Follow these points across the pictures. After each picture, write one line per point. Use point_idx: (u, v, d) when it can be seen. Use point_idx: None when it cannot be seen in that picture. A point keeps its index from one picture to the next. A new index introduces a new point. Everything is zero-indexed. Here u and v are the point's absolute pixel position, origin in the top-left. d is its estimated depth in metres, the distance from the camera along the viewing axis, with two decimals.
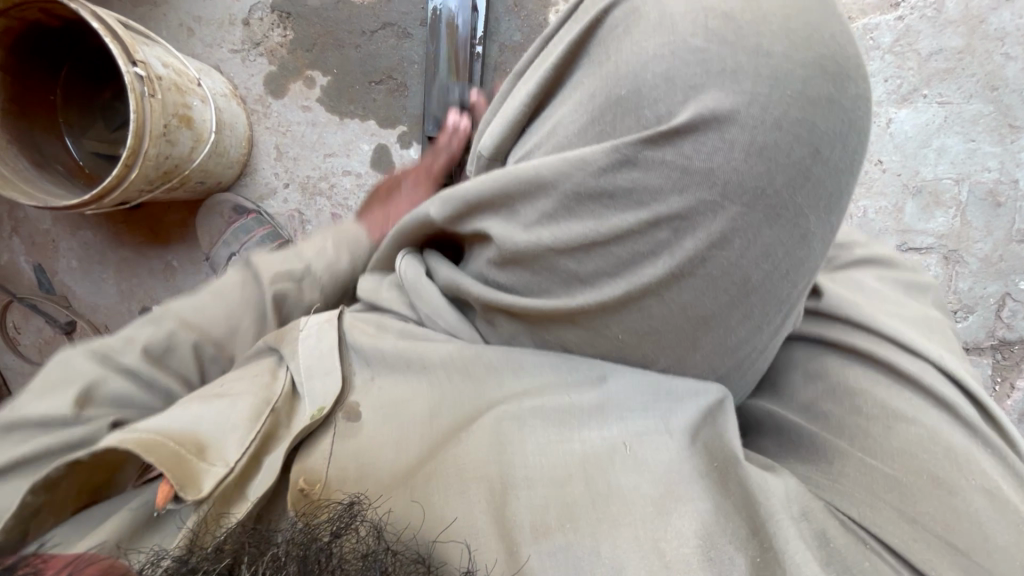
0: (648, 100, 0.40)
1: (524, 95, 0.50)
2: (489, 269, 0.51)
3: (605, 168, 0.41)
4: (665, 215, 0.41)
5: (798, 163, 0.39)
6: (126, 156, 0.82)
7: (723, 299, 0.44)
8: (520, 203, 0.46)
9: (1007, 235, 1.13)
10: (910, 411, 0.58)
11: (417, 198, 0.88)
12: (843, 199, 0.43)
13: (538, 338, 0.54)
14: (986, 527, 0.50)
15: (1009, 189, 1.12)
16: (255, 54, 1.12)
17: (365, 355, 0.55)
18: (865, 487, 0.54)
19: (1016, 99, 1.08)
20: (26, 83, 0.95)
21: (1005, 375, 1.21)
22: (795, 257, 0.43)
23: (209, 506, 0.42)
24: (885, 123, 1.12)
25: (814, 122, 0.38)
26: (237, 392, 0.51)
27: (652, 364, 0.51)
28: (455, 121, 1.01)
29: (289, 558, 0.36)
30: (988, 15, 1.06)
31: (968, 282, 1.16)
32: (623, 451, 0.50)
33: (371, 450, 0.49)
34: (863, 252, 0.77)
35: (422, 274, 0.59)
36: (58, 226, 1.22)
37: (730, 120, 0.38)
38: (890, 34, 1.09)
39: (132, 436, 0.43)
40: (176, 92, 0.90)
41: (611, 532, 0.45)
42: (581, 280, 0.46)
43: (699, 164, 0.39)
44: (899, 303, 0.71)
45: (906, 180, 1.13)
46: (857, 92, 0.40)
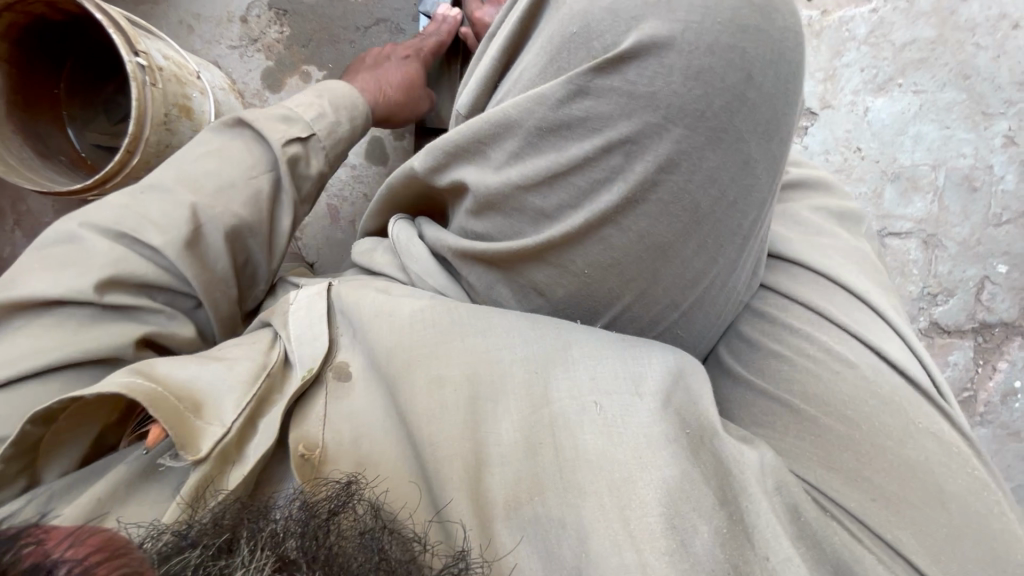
0: (596, 33, 0.44)
1: (493, 53, 0.54)
2: (468, 219, 0.56)
3: (560, 102, 0.45)
4: (616, 139, 0.44)
5: (734, 88, 0.42)
6: (128, 142, 0.85)
7: (677, 226, 0.47)
8: (490, 144, 0.50)
9: (984, 219, 1.17)
10: (863, 362, 0.61)
11: (405, 72, 0.92)
12: (786, 121, 0.45)
13: (513, 284, 0.57)
14: (938, 477, 0.54)
15: (984, 174, 1.15)
16: (252, 50, 1.16)
17: (351, 314, 0.58)
18: (822, 451, 0.57)
19: (988, 87, 1.12)
20: (31, 76, 0.99)
21: (987, 358, 1.23)
22: (742, 184, 0.46)
23: (207, 467, 0.45)
24: (863, 111, 1.15)
25: (746, 46, 0.41)
26: (233, 356, 0.53)
27: (618, 301, 0.54)
28: (446, 10, 1.02)
29: (287, 534, 0.37)
30: (958, 7, 1.10)
31: (948, 265, 1.19)
32: (594, 410, 0.51)
33: (356, 412, 0.51)
34: (800, 175, 0.80)
35: (414, 237, 0.63)
36: (59, 218, 1.25)
37: (668, 45, 0.41)
38: (864, 26, 1.13)
39: (136, 385, 0.45)
40: (176, 83, 0.93)
41: (578, 504, 0.48)
42: (548, 215, 0.50)
43: (643, 89, 0.42)
44: (840, 237, 0.74)
45: (885, 166, 1.16)
46: (786, 24, 0.43)
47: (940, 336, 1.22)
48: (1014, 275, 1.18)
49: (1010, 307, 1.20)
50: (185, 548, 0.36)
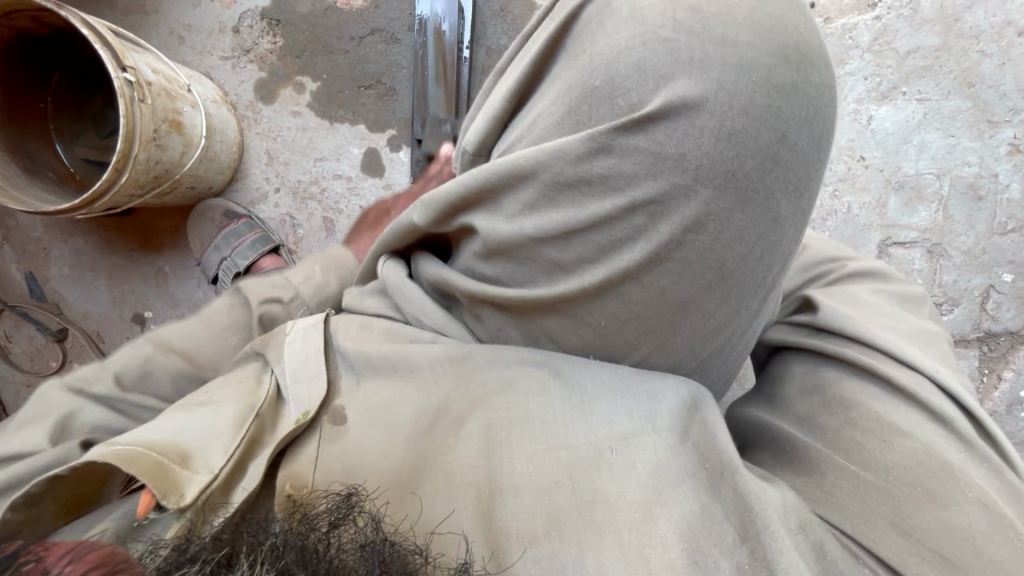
0: (621, 90, 0.41)
1: (502, 93, 0.51)
2: (475, 263, 0.53)
3: (582, 157, 0.42)
4: (641, 200, 0.42)
5: (766, 147, 0.40)
6: (116, 161, 0.83)
7: (700, 282, 0.45)
8: (504, 195, 0.47)
9: (989, 228, 1.15)
10: (904, 425, 0.56)
11: (396, 218, 0.95)
12: (815, 177, 0.44)
13: (523, 327, 0.55)
14: (980, 545, 0.49)
15: (989, 183, 1.14)
16: (245, 61, 1.14)
17: (348, 357, 0.56)
18: (857, 501, 0.53)
19: (992, 95, 1.10)
20: (17, 91, 0.96)
21: (992, 367, 1.22)
22: (769, 240, 0.44)
23: (192, 513, 0.42)
24: (866, 120, 1.14)
25: (780, 106, 0.40)
26: (219, 400, 0.51)
27: (635, 351, 0.52)
28: (448, 152, 0.97)
29: (286, 547, 0.36)
30: (963, 14, 1.08)
31: (952, 275, 1.18)
32: (610, 455, 0.49)
33: (354, 454, 0.49)
34: (862, 268, 0.79)
35: (407, 277, 0.61)
36: (49, 233, 1.22)
37: (699, 105, 0.39)
38: (868, 33, 1.11)
39: (115, 450, 0.43)
40: (166, 97, 0.91)
41: (594, 542, 0.46)
42: (563, 267, 0.47)
43: (672, 150, 0.40)
44: (896, 319, 0.69)
45: (889, 175, 1.15)
46: (822, 79, 0.42)
47: None
48: (1019, 284, 1.17)
49: (1015, 316, 1.19)
50: (183, 565, 0.34)
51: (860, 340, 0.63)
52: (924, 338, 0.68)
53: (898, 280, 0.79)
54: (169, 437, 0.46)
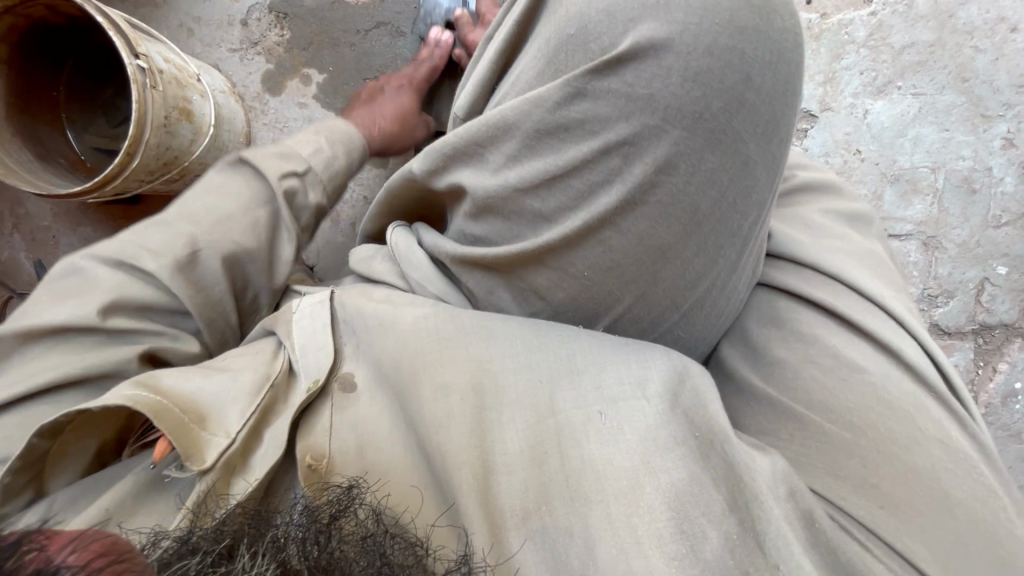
0: (594, 36, 0.44)
1: (491, 55, 0.55)
2: (466, 222, 0.56)
3: (559, 103, 0.45)
4: (614, 142, 0.44)
5: (732, 89, 0.42)
6: (128, 145, 0.85)
7: (676, 228, 0.47)
8: (488, 147, 0.49)
9: (983, 221, 1.17)
10: (859, 359, 0.62)
11: (400, 103, 0.95)
12: (784, 121, 0.46)
13: (513, 287, 0.57)
14: (948, 487, 0.54)
15: (983, 176, 1.16)
16: (253, 53, 1.16)
17: (353, 325, 0.58)
18: (827, 455, 0.57)
19: (986, 90, 1.12)
20: (31, 79, 0.98)
21: (988, 359, 1.23)
22: (740, 185, 0.46)
23: (212, 476, 0.45)
24: (863, 113, 1.16)
25: (743, 46, 0.42)
26: (237, 367, 0.53)
27: (618, 302, 0.54)
28: (438, 34, 1.02)
29: (288, 540, 0.38)
30: (956, 10, 1.11)
31: (948, 267, 1.19)
32: (600, 419, 0.51)
33: (363, 421, 0.51)
34: (807, 179, 0.80)
35: (413, 243, 0.63)
36: (58, 221, 1.24)
37: (666, 46, 0.41)
38: (864, 29, 1.14)
39: (141, 398, 0.45)
40: (176, 85, 0.93)
41: (584, 511, 0.48)
42: (546, 217, 0.49)
43: (641, 92, 0.42)
44: (845, 240, 0.74)
45: (885, 168, 1.17)
46: (784, 25, 0.44)
47: (941, 338, 1.22)
48: (1013, 277, 1.19)
49: (1010, 309, 1.20)
50: (186, 555, 0.36)
51: (811, 265, 0.70)
52: (875, 261, 0.73)
53: (851, 197, 0.82)
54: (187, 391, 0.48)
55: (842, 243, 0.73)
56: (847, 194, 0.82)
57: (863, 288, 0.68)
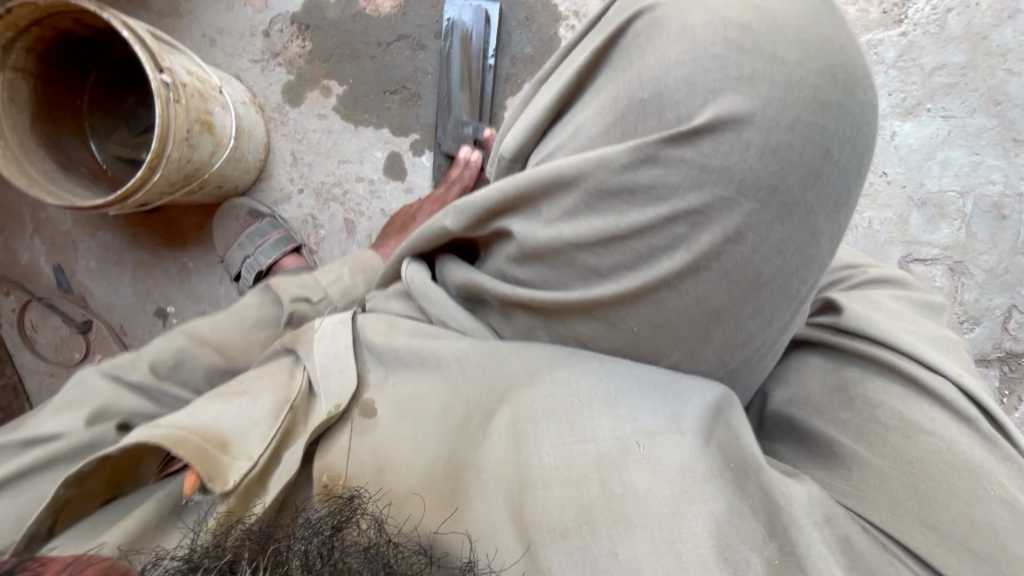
0: (670, 103, 0.43)
1: (541, 103, 0.52)
2: (508, 265, 0.54)
3: (626, 166, 0.43)
4: (683, 210, 0.43)
5: (809, 163, 0.41)
6: (150, 159, 0.85)
7: (736, 291, 0.46)
8: (543, 201, 0.48)
9: (1013, 247, 1.14)
10: (928, 424, 0.58)
11: (427, 225, 1.05)
12: (852, 195, 0.45)
13: (553, 331, 0.56)
14: (1001, 535, 0.50)
15: (1013, 202, 1.13)
16: (274, 64, 1.16)
17: (377, 353, 0.58)
18: (885, 495, 0.54)
19: (1019, 114, 1.10)
20: (56, 90, 0.99)
21: (1013, 388, 1.20)
22: (807, 252, 0.45)
23: (233, 499, 0.45)
24: (890, 135, 1.13)
25: (825, 124, 0.41)
26: (256, 390, 0.54)
27: (666, 356, 0.53)
28: (467, 154, 1.09)
29: (291, 553, 0.37)
30: (990, 32, 1.08)
31: (974, 293, 1.17)
32: (635, 449, 0.50)
33: (386, 444, 0.51)
34: (876, 274, 0.79)
35: (431, 279, 0.61)
36: (78, 227, 1.25)
37: (747, 120, 0.40)
38: (893, 50, 1.11)
39: (160, 433, 0.46)
40: (199, 98, 0.93)
41: (626, 535, 0.46)
42: (599, 273, 0.48)
43: (716, 163, 0.41)
44: (910, 321, 0.71)
45: (911, 192, 1.14)
46: (865, 98, 0.43)
47: None
48: None
49: None
50: (187, 573, 0.35)
51: (887, 344, 0.64)
52: (943, 343, 0.69)
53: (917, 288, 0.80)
54: (208, 421, 0.49)
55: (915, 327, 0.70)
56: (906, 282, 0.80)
57: (935, 363, 0.62)
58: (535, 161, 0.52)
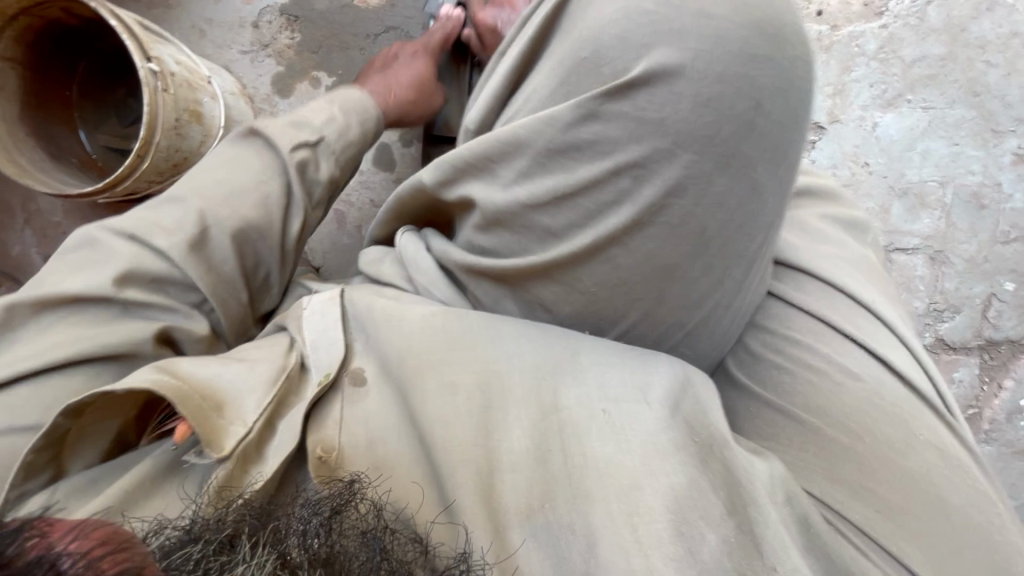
0: (606, 59, 0.45)
1: (503, 70, 0.54)
2: (474, 233, 0.56)
3: (572, 123, 0.46)
4: (625, 163, 0.45)
5: (742, 115, 0.44)
6: (139, 146, 0.86)
7: (683, 247, 0.48)
8: (500, 163, 0.50)
9: (991, 236, 1.17)
10: (859, 367, 0.63)
11: (416, 70, 0.92)
12: (788, 148, 0.47)
13: (520, 299, 0.57)
14: (941, 490, 0.55)
15: (992, 192, 1.15)
16: (263, 55, 1.17)
17: (364, 321, 0.58)
18: (827, 465, 0.58)
19: (997, 105, 1.12)
20: (44, 79, 0.99)
21: (993, 375, 1.23)
22: (749, 208, 0.48)
23: (230, 465, 0.45)
24: (872, 126, 1.15)
25: (754, 75, 0.44)
26: (254, 358, 0.54)
27: (623, 319, 0.55)
28: (448, 10, 0.99)
29: (291, 531, 0.37)
30: (969, 24, 1.10)
31: (954, 282, 1.19)
32: (601, 418, 0.51)
33: (376, 415, 0.52)
34: (804, 184, 0.80)
35: (421, 248, 0.63)
36: (68, 218, 1.25)
37: (678, 73, 0.43)
38: (875, 41, 1.13)
39: (161, 381, 0.45)
40: (188, 88, 0.94)
41: (587, 511, 0.48)
42: (555, 234, 0.50)
43: (653, 115, 0.44)
44: (844, 247, 0.74)
45: (893, 182, 1.16)
46: (795, 52, 0.45)
47: (945, 352, 1.21)
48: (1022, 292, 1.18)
49: (1015, 324, 1.20)
50: (186, 545, 0.35)
51: (808, 272, 0.69)
52: (868, 267, 0.73)
53: (848, 206, 0.82)
54: (207, 380, 0.49)
55: (840, 250, 0.73)
56: (841, 198, 0.82)
57: (856, 292, 0.68)
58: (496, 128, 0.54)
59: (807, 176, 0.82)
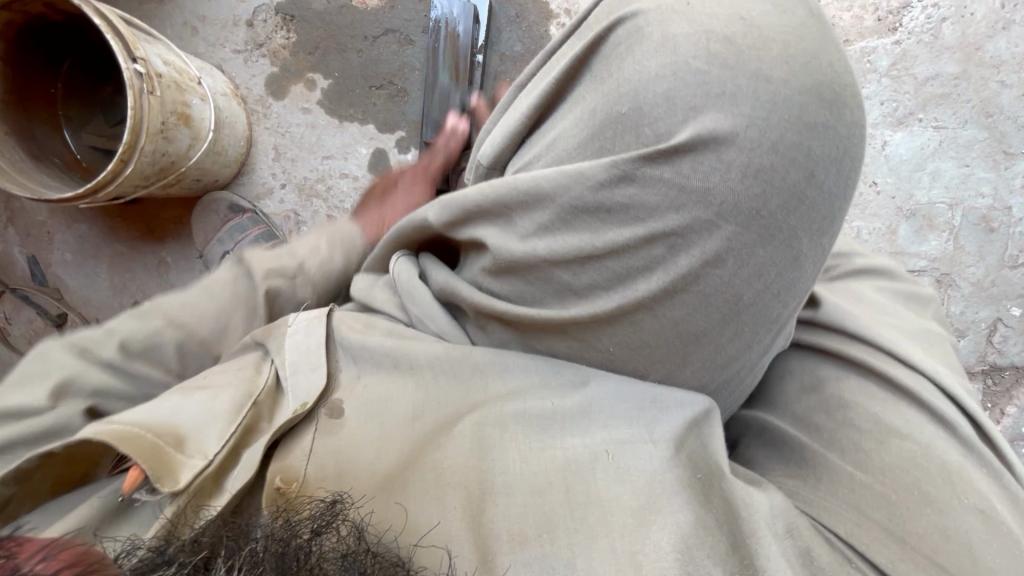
0: (648, 118, 0.41)
1: (525, 109, 0.51)
2: (482, 277, 0.52)
3: (604, 184, 0.41)
4: (661, 232, 0.41)
5: (793, 187, 0.40)
6: (123, 152, 0.82)
7: (715, 316, 0.45)
8: (517, 212, 0.46)
9: (1000, 260, 1.14)
10: (901, 425, 0.58)
11: (411, 203, 0.87)
12: (835, 220, 0.44)
13: (527, 346, 0.55)
14: (974, 548, 0.50)
15: (1002, 215, 1.12)
16: (258, 55, 1.13)
17: (352, 353, 0.54)
18: (852, 506, 0.54)
19: (1010, 126, 1.09)
20: (28, 77, 0.96)
21: (996, 401, 1.21)
22: (787, 279, 0.44)
23: (185, 500, 0.41)
24: (881, 145, 1.12)
25: (811, 145, 0.40)
26: (219, 384, 0.50)
27: (641, 377, 0.52)
28: (455, 123, 1.01)
29: (265, 555, 0.35)
30: (984, 43, 1.07)
31: (960, 306, 1.16)
32: (605, 458, 0.49)
33: (353, 448, 0.47)
34: (864, 266, 0.78)
35: (416, 277, 0.59)
36: (54, 217, 1.22)
37: (728, 140, 0.39)
38: (887, 58, 1.10)
39: (107, 428, 0.42)
40: (176, 90, 0.90)
41: (588, 546, 0.45)
42: (576, 293, 0.47)
43: (697, 183, 0.40)
44: (894, 315, 0.71)
45: (900, 203, 1.14)
46: (852, 120, 0.42)
47: None
48: None
49: (1021, 350, 1.17)
50: (160, 566, 0.34)
51: (863, 338, 0.65)
52: (927, 341, 0.70)
53: (901, 278, 0.80)
54: (165, 416, 0.45)
55: (893, 319, 0.70)
56: (900, 277, 0.80)
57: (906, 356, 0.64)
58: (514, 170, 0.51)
59: (863, 254, 0.80)
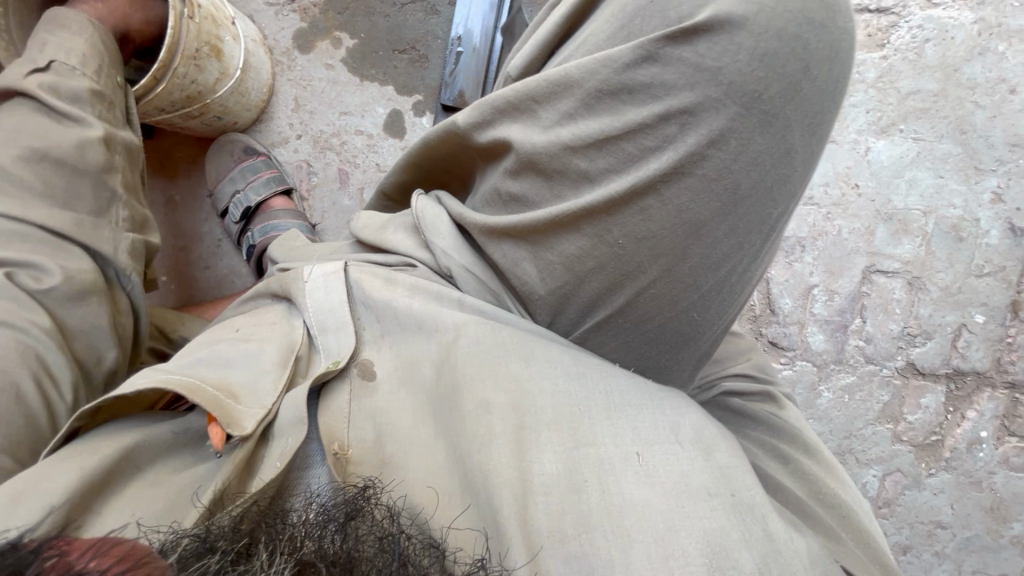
0: (674, 4, 0.49)
1: (554, 21, 0.60)
2: (505, 180, 0.58)
3: (629, 65, 0.49)
4: (676, 108, 0.48)
5: (791, 76, 0.48)
6: (155, 69, 0.88)
7: (713, 206, 0.51)
8: (543, 105, 0.54)
9: (967, 269, 1.22)
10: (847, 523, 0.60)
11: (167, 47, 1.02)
12: (826, 120, 0.51)
13: (541, 258, 0.58)
14: None
15: (971, 226, 1.21)
16: (288, 10, 1.19)
17: (374, 308, 0.59)
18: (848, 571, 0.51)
19: (983, 144, 1.19)
20: None
21: (957, 405, 1.27)
22: (780, 172, 0.51)
23: (245, 450, 0.47)
24: (864, 150, 1.21)
25: (810, 38, 0.47)
26: (263, 338, 0.57)
27: (643, 275, 0.55)
28: None
29: (305, 538, 0.37)
30: (962, 65, 1.18)
31: (929, 309, 1.23)
32: (636, 460, 0.50)
33: (386, 415, 0.52)
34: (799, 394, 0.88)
35: (440, 213, 0.66)
36: None
37: (740, 24, 0.46)
38: (873, 71, 1.20)
39: (174, 380, 0.48)
40: (212, 22, 0.94)
41: (624, 547, 0.45)
42: (591, 179, 0.53)
43: (710, 63, 0.47)
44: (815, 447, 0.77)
45: (879, 206, 1.21)
46: (845, 26, 0.50)
47: (915, 377, 1.25)
48: (989, 326, 1.23)
49: (982, 357, 1.24)
50: (202, 555, 0.35)
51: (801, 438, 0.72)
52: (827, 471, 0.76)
53: None
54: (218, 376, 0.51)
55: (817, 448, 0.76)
56: None
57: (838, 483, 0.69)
58: (550, 64, 0.59)
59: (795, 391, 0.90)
